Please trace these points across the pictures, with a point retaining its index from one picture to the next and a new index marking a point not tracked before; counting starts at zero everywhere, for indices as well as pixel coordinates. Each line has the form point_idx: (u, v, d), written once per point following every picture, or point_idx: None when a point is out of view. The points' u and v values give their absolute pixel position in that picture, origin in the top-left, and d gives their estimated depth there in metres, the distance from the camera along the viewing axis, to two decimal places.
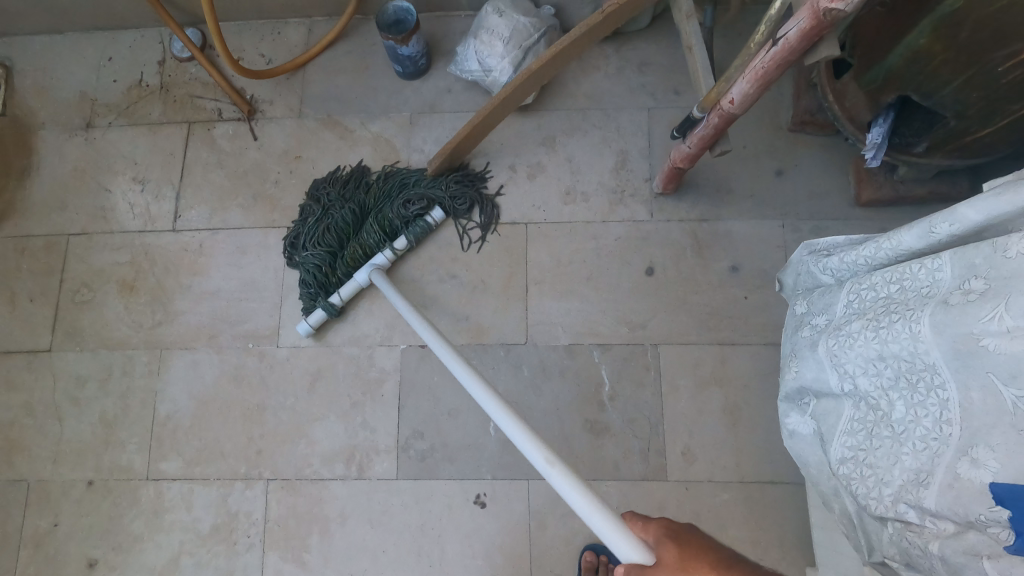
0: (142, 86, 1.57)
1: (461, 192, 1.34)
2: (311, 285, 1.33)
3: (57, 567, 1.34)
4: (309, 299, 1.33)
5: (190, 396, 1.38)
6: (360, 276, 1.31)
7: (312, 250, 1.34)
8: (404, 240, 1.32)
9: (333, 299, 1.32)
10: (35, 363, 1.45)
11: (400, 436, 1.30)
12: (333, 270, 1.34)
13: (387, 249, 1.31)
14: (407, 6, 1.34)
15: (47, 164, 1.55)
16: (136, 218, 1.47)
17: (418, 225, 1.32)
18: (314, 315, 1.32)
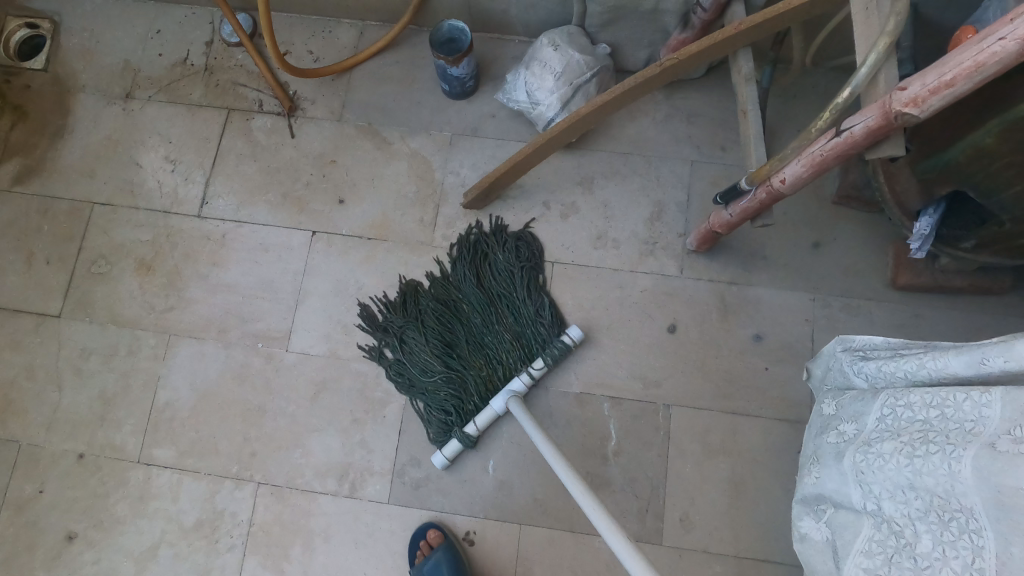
0: (187, 65, 1.53)
1: (515, 256, 1.31)
2: (445, 412, 1.27)
3: (38, 534, 1.37)
4: (441, 428, 1.26)
5: (191, 386, 1.37)
6: (496, 404, 1.22)
7: (435, 385, 1.28)
8: (541, 362, 1.24)
9: (468, 429, 1.23)
10: (43, 328, 1.46)
11: (396, 460, 1.28)
12: (465, 397, 1.27)
13: (524, 373, 1.24)
14: (464, 28, 1.32)
15: (83, 129, 1.54)
16: (162, 198, 1.46)
17: (555, 345, 1.24)
18: (449, 446, 1.24)
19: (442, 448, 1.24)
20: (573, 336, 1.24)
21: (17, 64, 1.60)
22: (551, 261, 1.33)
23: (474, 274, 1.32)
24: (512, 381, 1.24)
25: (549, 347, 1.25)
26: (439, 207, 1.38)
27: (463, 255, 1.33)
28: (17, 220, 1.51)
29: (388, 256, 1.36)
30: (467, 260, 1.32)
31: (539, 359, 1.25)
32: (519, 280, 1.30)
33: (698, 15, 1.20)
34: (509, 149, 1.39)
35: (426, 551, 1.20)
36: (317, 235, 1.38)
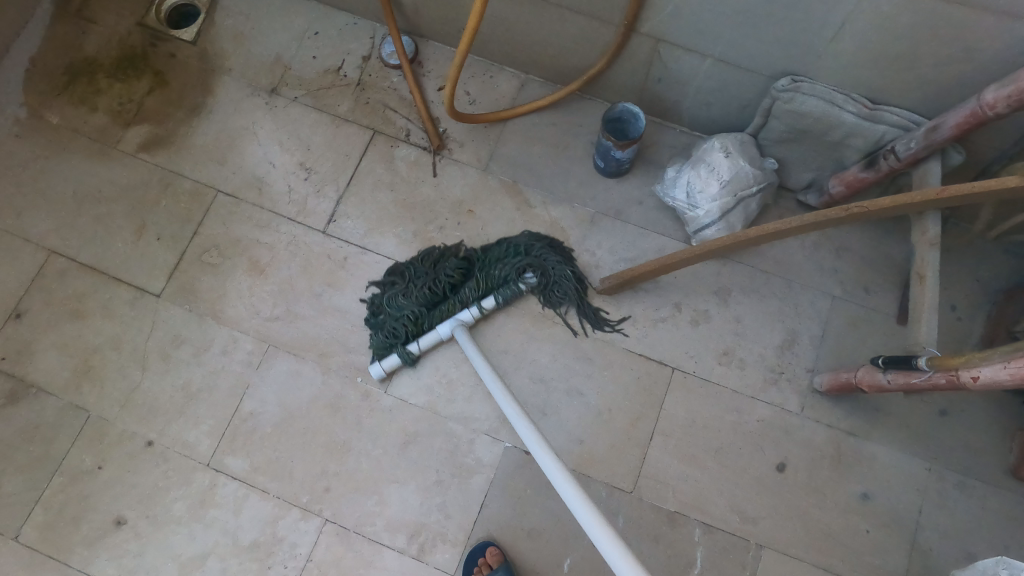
0: (340, 75, 1.47)
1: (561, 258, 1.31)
2: (391, 330, 1.31)
3: (86, 513, 1.31)
4: (384, 343, 1.32)
5: (280, 403, 1.35)
6: (443, 329, 1.29)
7: (396, 303, 1.32)
8: (494, 300, 1.29)
9: (411, 347, 1.30)
10: (140, 303, 1.41)
11: (473, 527, 1.26)
12: (418, 323, 1.31)
13: (475, 306, 1.29)
14: (638, 113, 1.26)
15: (220, 112, 1.47)
16: (290, 205, 1.43)
17: (509, 287, 1.28)
18: (389, 360, 1.30)
19: (383, 359, 1.31)
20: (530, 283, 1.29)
21: (166, 32, 1.51)
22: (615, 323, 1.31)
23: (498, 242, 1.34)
24: (462, 311, 1.30)
25: (504, 287, 1.29)
26: None
27: (542, 243, 1.32)
28: (135, 187, 1.44)
29: (505, 320, 1.34)
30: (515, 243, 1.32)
31: (491, 295, 1.29)
32: (536, 256, 1.30)
33: (888, 160, 1.13)
34: (650, 241, 1.35)
35: (484, 570, 1.20)
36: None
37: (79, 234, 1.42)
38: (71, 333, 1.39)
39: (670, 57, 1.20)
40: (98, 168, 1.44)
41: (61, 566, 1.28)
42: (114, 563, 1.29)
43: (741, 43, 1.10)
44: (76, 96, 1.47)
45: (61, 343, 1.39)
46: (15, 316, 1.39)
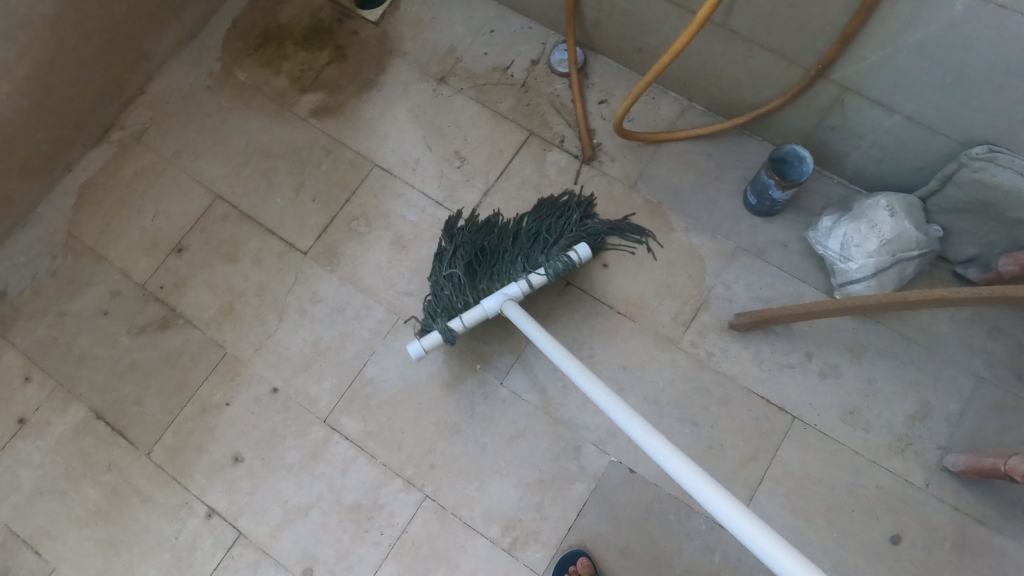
0: (507, 74, 1.52)
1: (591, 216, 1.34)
2: (437, 304, 1.27)
3: (209, 443, 1.39)
4: (428, 320, 1.27)
5: (401, 376, 1.41)
6: (490, 304, 1.23)
7: (437, 268, 1.29)
8: (543, 272, 1.25)
9: (453, 323, 1.24)
10: (286, 257, 1.48)
11: (568, 533, 1.28)
12: (462, 294, 1.26)
13: (524, 280, 1.25)
14: (806, 156, 1.23)
15: (390, 92, 1.54)
16: (438, 189, 1.48)
17: (560, 259, 1.25)
18: (430, 337, 1.24)
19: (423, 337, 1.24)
20: (580, 254, 1.26)
21: (354, 11, 1.61)
22: (649, 239, 1.36)
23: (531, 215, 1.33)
24: (510, 286, 1.25)
25: (552, 260, 1.26)
26: (699, 311, 1.32)
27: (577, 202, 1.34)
28: (301, 148, 1.52)
29: (629, 338, 1.32)
30: (545, 213, 1.33)
31: (541, 271, 1.25)
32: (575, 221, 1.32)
33: None
34: (791, 285, 1.32)
35: None
36: (568, 287, 1.36)
37: (243, 184, 1.51)
38: (222, 275, 1.47)
39: (852, 107, 1.18)
40: (271, 127, 1.54)
41: (182, 490, 1.36)
42: (227, 496, 1.36)
43: (938, 106, 1.08)
44: (265, 59, 1.58)
45: (211, 283, 1.47)
46: (176, 250, 1.48)
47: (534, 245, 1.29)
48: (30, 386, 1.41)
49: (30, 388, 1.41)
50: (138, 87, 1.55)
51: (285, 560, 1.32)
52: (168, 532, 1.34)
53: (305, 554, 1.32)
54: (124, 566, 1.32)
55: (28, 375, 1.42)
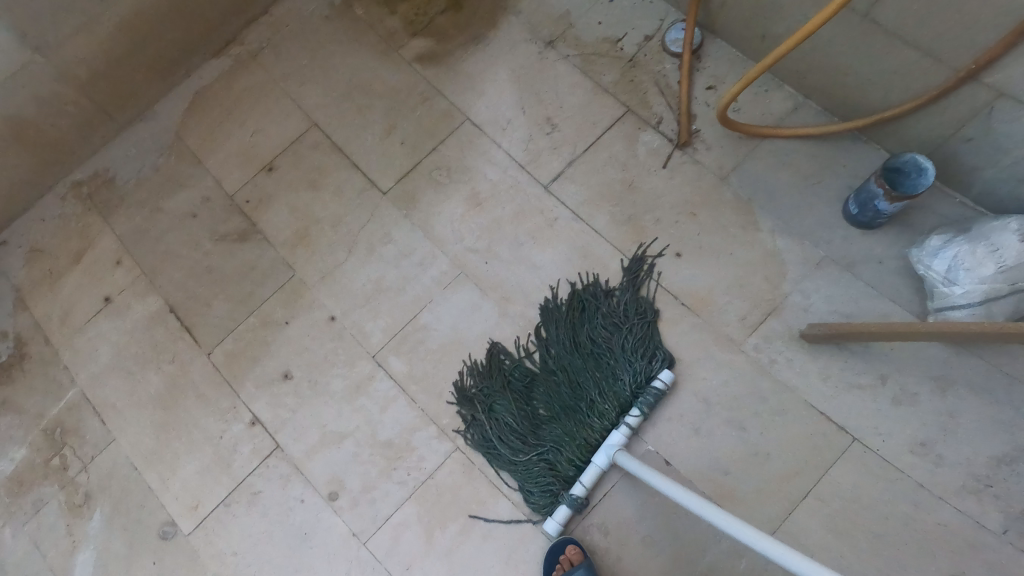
0: (617, 47, 1.49)
1: (636, 320, 1.30)
2: (547, 481, 1.26)
3: (262, 356, 1.43)
4: (546, 498, 1.25)
5: (453, 329, 1.39)
6: (601, 460, 1.22)
7: (520, 446, 1.29)
8: (638, 412, 1.24)
9: (576, 490, 1.23)
10: (367, 194, 1.50)
11: (596, 511, 1.26)
12: (567, 460, 1.26)
13: (624, 425, 1.23)
14: (928, 168, 1.14)
15: (497, 48, 1.55)
16: (523, 151, 1.46)
17: (648, 392, 1.24)
18: (561, 511, 1.23)
19: (554, 514, 1.24)
20: (665, 380, 1.24)
21: None
22: (652, 260, 1.35)
23: (577, 338, 1.32)
24: (612, 435, 1.23)
25: (641, 395, 1.25)
26: (770, 316, 1.27)
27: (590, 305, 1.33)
28: (400, 91, 1.56)
29: (688, 331, 1.29)
30: (568, 325, 1.33)
31: (635, 410, 1.24)
32: (615, 324, 1.31)
33: None
34: (875, 304, 1.24)
35: (565, 567, 1.20)
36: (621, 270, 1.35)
37: (340, 117, 1.56)
38: (303, 199, 1.51)
39: (1003, 115, 1.06)
40: (377, 66, 1.58)
41: (232, 395, 1.42)
42: (272, 409, 1.40)
43: None
44: None
45: (292, 204, 1.51)
46: (267, 168, 1.54)
47: (610, 385, 1.27)
48: (119, 270, 1.53)
49: (119, 272, 1.53)
50: (263, 9, 1.66)
51: (315, 481, 1.36)
52: (214, 431, 1.41)
53: (333, 478, 1.35)
54: (171, 451, 1.42)
55: (119, 260, 1.54)
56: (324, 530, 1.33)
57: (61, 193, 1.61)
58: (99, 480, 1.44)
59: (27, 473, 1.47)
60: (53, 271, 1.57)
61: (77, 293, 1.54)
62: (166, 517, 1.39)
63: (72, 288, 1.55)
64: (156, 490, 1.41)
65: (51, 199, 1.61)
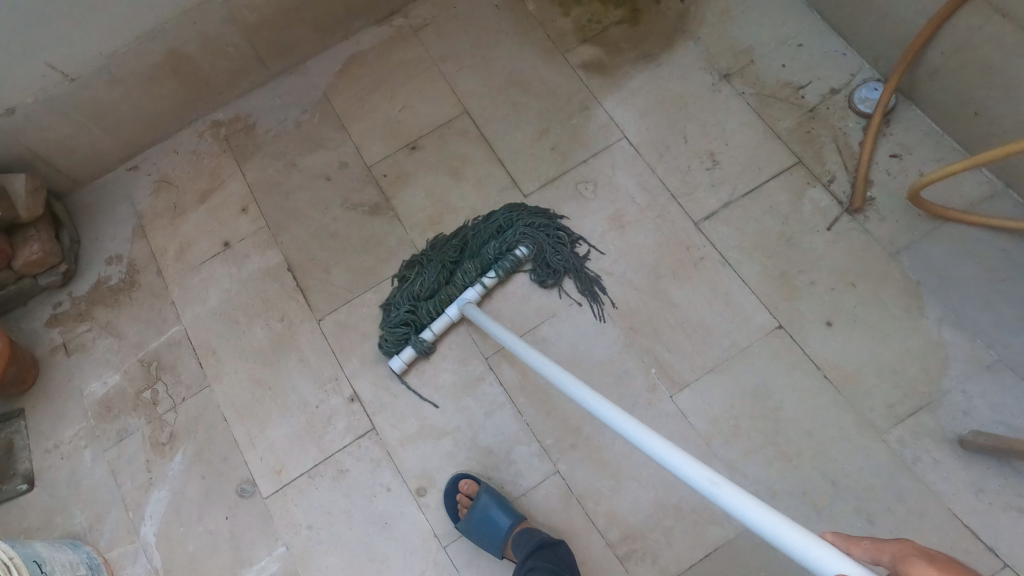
0: (798, 94, 1.47)
1: (539, 217, 1.40)
2: (404, 322, 1.36)
3: (373, 335, 1.40)
4: (399, 337, 1.35)
5: (571, 348, 1.33)
6: (453, 312, 1.34)
7: (402, 297, 1.38)
8: (494, 273, 1.36)
9: (424, 334, 1.34)
10: (507, 192, 1.46)
11: (558, 457, 1.28)
12: (429, 309, 1.36)
13: (480, 284, 1.35)
14: None
15: (669, 71, 1.53)
16: (678, 181, 1.43)
17: (506, 257, 1.35)
18: (407, 351, 1.34)
19: (401, 352, 1.35)
20: (524, 252, 1.35)
21: None
22: (800, 324, 1.29)
23: (495, 227, 1.40)
24: (467, 291, 1.35)
25: (501, 260, 1.36)
26: (922, 410, 1.21)
27: (529, 213, 1.40)
28: (559, 94, 1.52)
29: (829, 404, 1.24)
30: (497, 221, 1.40)
31: (493, 272, 1.36)
32: (534, 228, 1.38)
33: None
34: None
35: (466, 502, 1.24)
36: (779, 329, 1.29)
37: (493, 110, 1.52)
38: (440, 184, 1.48)
39: None
40: (540, 65, 1.56)
41: (336, 366, 1.38)
42: (374, 389, 1.37)
43: None
44: None
45: (429, 188, 1.48)
46: (411, 146, 1.51)
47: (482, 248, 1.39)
48: (243, 217, 1.51)
49: (243, 220, 1.51)
50: None
51: (404, 472, 1.31)
52: (311, 398, 1.38)
53: (424, 473, 1.31)
54: (264, 410, 1.39)
55: (245, 208, 1.51)
56: (407, 524, 1.29)
57: (199, 129, 1.60)
58: (185, 422, 1.42)
59: (117, 401, 1.47)
60: (178, 205, 1.55)
61: (197, 231, 1.52)
62: (246, 475, 1.37)
63: (193, 225, 1.53)
64: (242, 446, 1.38)
65: (189, 132, 1.61)
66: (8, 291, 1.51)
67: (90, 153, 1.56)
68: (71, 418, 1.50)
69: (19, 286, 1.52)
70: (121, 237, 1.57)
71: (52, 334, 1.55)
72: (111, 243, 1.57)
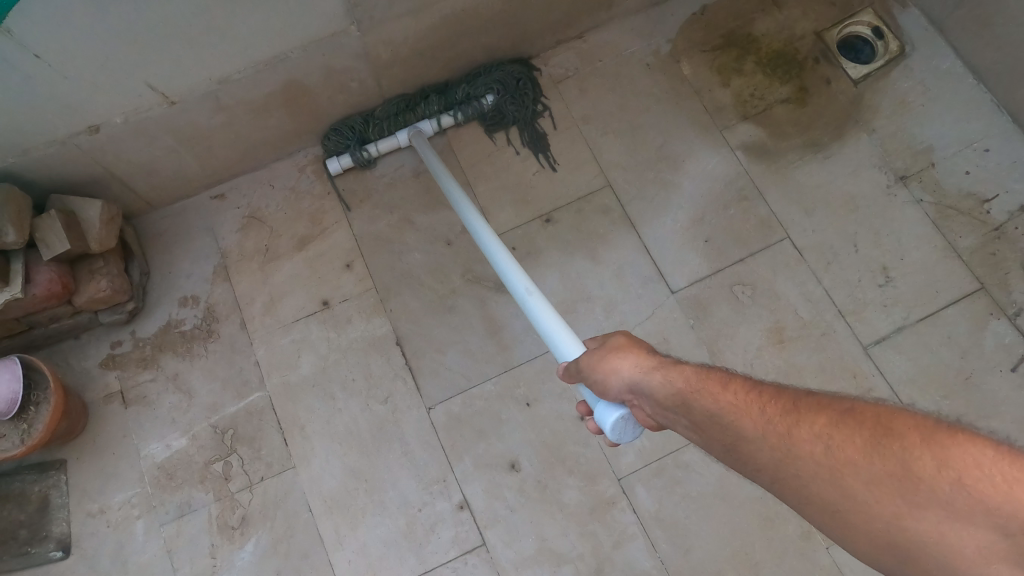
0: (982, 207, 1.32)
1: (517, 76, 1.39)
2: (349, 129, 1.36)
3: (490, 434, 1.22)
4: (341, 141, 1.37)
5: (718, 479, 1.19)
6: (402, 138, 1.36)
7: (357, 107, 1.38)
8: (453, 114, 1.37)
9: (367, 149, 1.36)
10: (652, 286, 1.30)
11: None
12: (379, 126, 1.37)
13: (437, 121, 1.37)
14: None
15: (839, 166, 1.37)
16: (847, 297, 1.29)
17: (471, 105, 1.36)
18: (345, 159, 1.36)
19: (338, 156, 1.36)
20: (490, 103, 1.36)
21: (836, 55, 1.44)
22: None
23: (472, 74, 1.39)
24: (422, 123, 1.37)
25: (465, 106, 1.37)
26: None
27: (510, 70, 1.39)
28: (715, 178, 1.37)
29: None
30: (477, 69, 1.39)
31: (452, 114, 1.37)
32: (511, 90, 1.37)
33: None
34: None
35: None
36: None
37: (638, 186, 1.37)
38: (576, 264, 1.32)
39: None
40: (695, 140, 1.39)
41: (445, 466, 1.21)
42: (487, 499, 1.20)
43: None
44: (719, 64, 1.44)
45: (563, 268, 1.32)
46: (545, 219, 1.35)
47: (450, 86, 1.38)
48: (347, 274, 1.33)
49: (347, 278, 1.33)
50: (579, 30, 1.45)
51: None
52: (413, 499, 1.21)
53: None
54: (357, 506, 1.21)
55: (348, 264, 1.34)
56: None
57: (300, 163, 1.42)
58: (262, 505, 1.23)
59: (182, 469, 1.26)
60: (269, 248, 1.36)
61: (291, 283, 1.34)
62: None
63: (287, 276, 1.35)
64: (327, 544, 1.20)
65: (288, 165, 1.42)
66: (60, 325, 1.30)
67: (173, 178, 1.34)
68: (122, 480, 1.27)
69: (74, 321, 1.31)
70: (198, 276, 1.37)
71: (108, 377, 1.32)
72: (186, 280, 1.37)
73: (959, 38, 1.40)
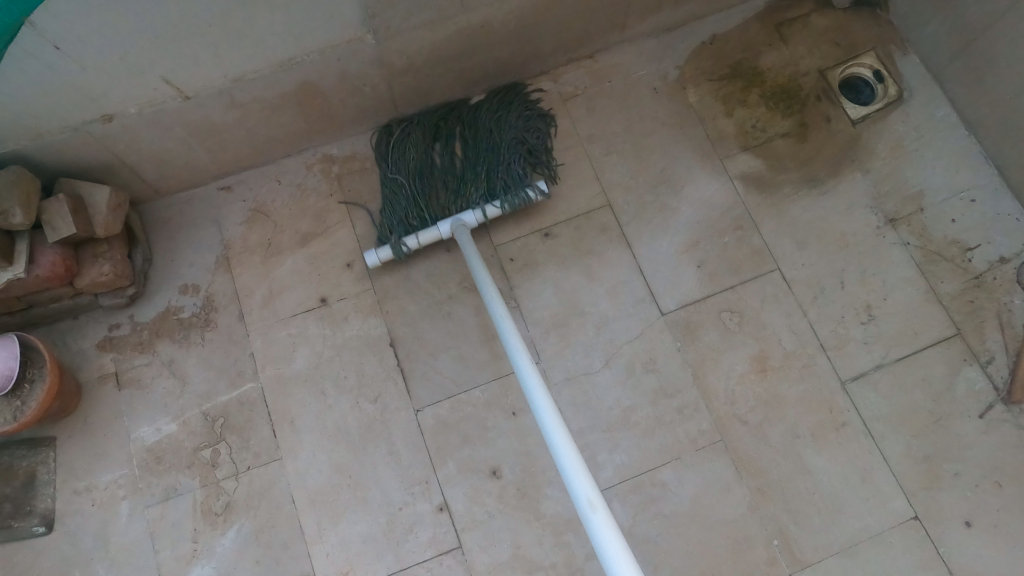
0: (965, 256, 1.36)
1: (525, 117, 1.41)
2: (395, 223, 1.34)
3: (475, 440, 1.25)
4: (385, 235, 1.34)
5: (692, 498, 1.22)
6: (445, 228, 1.31)
7: (397, 197, 1.36)
8: (499, 204, 1.34)
9: (409, 241, 1.32)
10: (643, 306, 1.33)
11: None
12: (420, 214, 1.35)
13: (482, 211, 1.33)
14: None
15: (834, 203, 1.41)
16: (831, 333, 1.32)
17: (517, 194, 1.34)
18: (385, 249, 1.32)
19: (378, 249, 1.32)
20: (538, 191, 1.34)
21: (837, 94, 1.47)
22: (939, 520, 1.20)
23: (500, 145, 1.38)
24: (466, 214, 1.33)
25: (511, 195, 1.34)
26: None
27: (521, 118, 1.41)
28: (712, 206, 1.40)
29: None
30: (488, 119, 1.40)
31: (497, 205, 1.34)
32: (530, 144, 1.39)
33: None
34: None
35: None
36: (914, 520, 1.21)
37: (637, 208, 1.40)
38: (571, 280, 1.35)
39: None
40: (696, 167, 1.43)
41: (429, 468, 1.25)
42: (468, 502, 1.23)
43: None
44: (724, 94, 1.48)
45: (558, 283, 1.35)
46: (544, 233, 1.38)
47: (491, 172, 1.37)
48: (347, 273, 1.36)
49: (346, 277, 1.36)
50: (591, 51, 1.48)
51: None
52: (396, 498, 1.24)
53: None
54: (340, 502, 1.24)
55: (349, 263, 1.37)
56: None
57: (308, 160, 1.44)
58: (247, 494, 1.26)
59: (170, 453, 1.29)
60: (273, 242, 1.39)
61: (292, 278, 1.37)
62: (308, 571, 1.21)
63: (288, 271, 1.37)
64: (308, 536, 1.23)
65: (297, 162, 1.44)
66: (60, 305, 1.32)
67: (184, 168, 1.36)
68: (108, 460, 1.29)
69: (74, 302, 1.33)
70: (200, 264, 1.39)
71: (103, 358, 1.34)
72: (188, 268, 1.39)
73: (954, 88, 1.43)
